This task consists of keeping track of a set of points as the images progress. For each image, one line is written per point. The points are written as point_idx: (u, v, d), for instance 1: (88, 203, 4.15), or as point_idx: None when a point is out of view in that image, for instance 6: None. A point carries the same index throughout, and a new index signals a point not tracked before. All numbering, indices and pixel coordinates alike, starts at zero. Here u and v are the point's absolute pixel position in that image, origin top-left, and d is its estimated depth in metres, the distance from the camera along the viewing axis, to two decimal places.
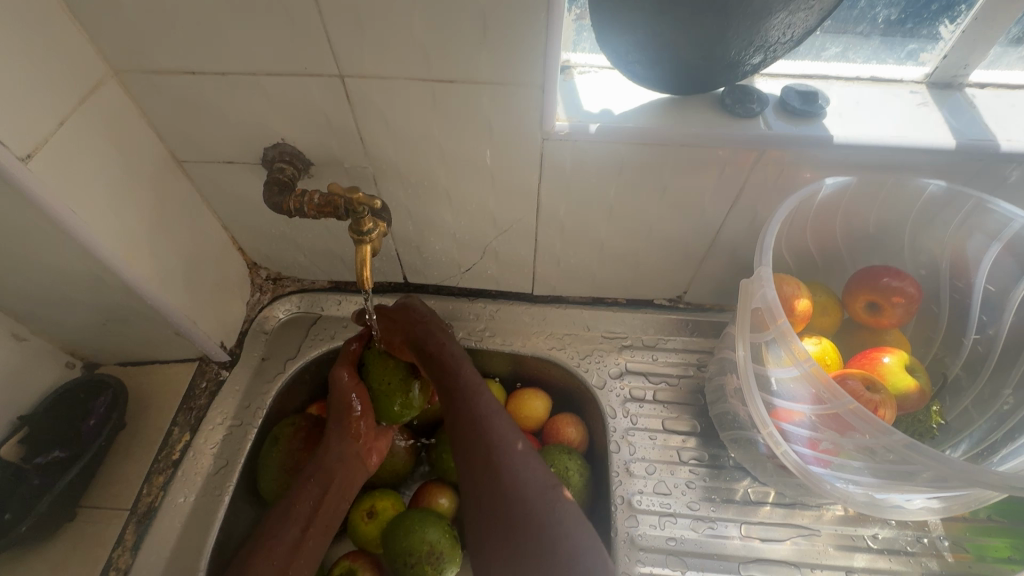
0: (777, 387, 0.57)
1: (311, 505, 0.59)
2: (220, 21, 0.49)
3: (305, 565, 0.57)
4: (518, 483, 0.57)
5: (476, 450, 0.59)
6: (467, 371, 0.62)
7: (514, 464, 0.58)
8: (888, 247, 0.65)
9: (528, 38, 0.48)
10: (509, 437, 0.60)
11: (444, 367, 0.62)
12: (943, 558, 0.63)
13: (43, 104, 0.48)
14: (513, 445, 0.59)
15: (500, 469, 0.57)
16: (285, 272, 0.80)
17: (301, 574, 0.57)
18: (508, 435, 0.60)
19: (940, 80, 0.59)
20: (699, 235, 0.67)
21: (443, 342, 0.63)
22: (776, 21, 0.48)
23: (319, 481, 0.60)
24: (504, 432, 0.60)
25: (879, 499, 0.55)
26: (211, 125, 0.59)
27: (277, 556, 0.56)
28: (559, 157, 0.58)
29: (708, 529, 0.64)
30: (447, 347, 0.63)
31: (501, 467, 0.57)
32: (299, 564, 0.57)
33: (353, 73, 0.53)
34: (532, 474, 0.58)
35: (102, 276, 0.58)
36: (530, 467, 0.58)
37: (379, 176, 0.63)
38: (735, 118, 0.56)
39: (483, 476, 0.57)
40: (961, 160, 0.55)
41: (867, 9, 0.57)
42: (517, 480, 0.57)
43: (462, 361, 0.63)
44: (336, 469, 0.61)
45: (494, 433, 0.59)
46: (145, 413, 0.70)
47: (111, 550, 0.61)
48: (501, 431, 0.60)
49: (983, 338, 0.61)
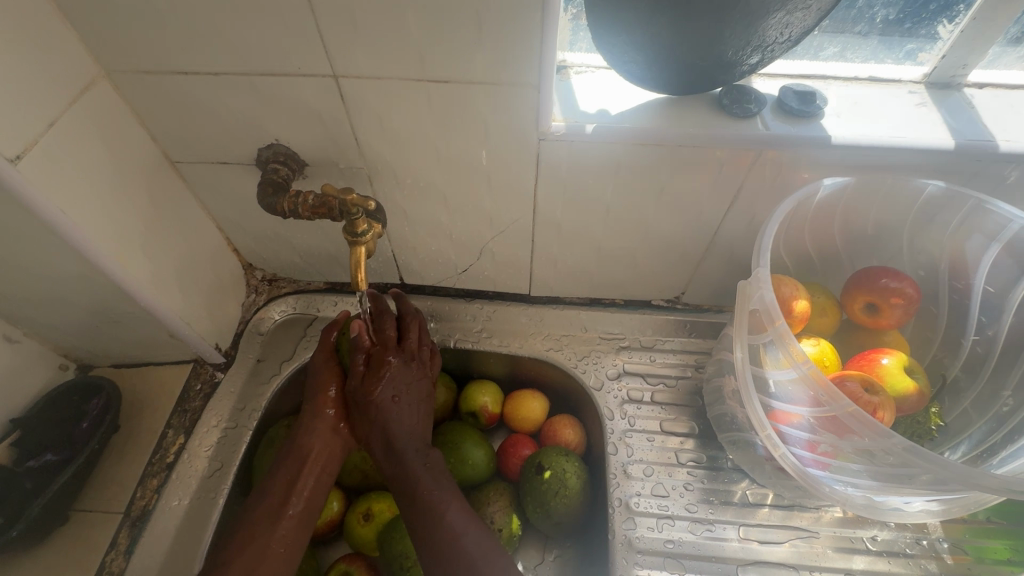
0: (775, 388, 0.57)
1: (290, 481, 0.60)
2: (212, 21, 0.49)
3: (286, 538, 0.57)
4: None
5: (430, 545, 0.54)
6: (416, 455, 0.60)
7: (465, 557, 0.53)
8: (886, 248, 0.65)
9: (523, 38, 0.48)
10: (461, 527, 0.55)
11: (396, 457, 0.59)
12: (942, 560, 0.62)
13: (33, 105, 0.48)
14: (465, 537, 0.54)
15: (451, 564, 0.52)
16: (281, 273, 0.80)
17: (283, 544, 0.57)
18: (462, 523, 0.55)
19: (939, 80, 0.59)
20: (697, 236, 0.67)
21: (398, 420, 0.61)
22: (772, 21, 0.48)
23: (299, 456, 0.61)
24: (456, 521, 0.55)
25: (878, 502, 0.55)
26: (205, 126, 0.59)
27: (257, 527, 0.57)
28: (556, 158, 0.58)
29: (706, 531, 0.64)
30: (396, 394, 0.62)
31: (455, 563, 0.52)
32: (280, 537, 0.57)
33: (347, 73, 0.52)
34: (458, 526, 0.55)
35: (95, 278, 0.57)
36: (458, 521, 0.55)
37: (375, 177, 0.63)
38: (732, 118, 0.55)
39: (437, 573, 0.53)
40: (959, 160, 0.55)
41: (865, 9, 0.56)
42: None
43: (411, 445, 0.60)
44: (312, 442, 0.62)
45: (447, 522, 0.55)
46: (139, 415, 0.70)
47: (104, 554, 0.60)
48: (454, 520, 0.55)
49: (982, 339, 0.61)
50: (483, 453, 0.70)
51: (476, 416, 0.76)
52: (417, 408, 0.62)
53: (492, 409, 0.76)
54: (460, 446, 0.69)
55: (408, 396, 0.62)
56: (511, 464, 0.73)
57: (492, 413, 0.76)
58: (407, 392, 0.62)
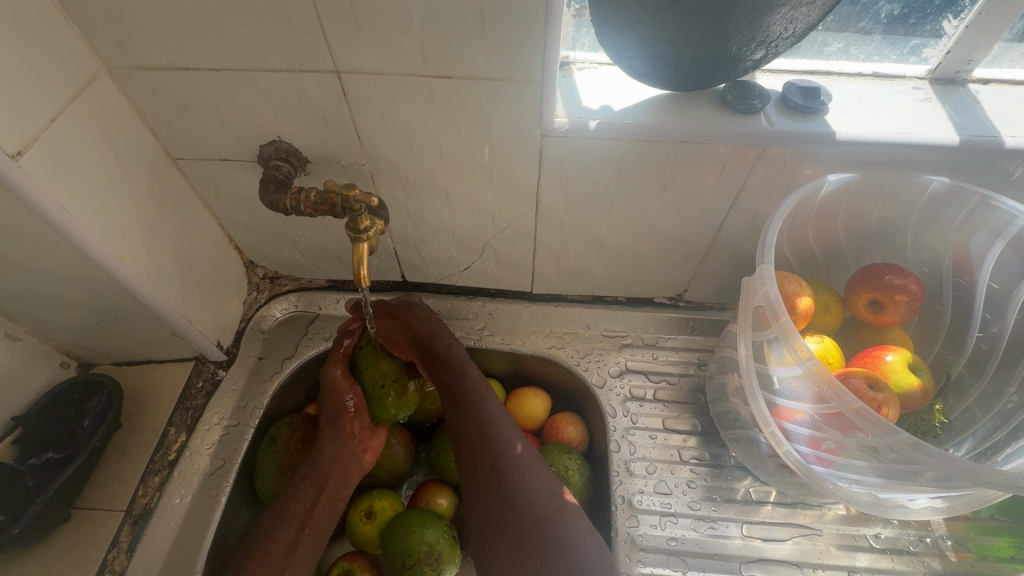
0: (779, 385, 0.57)
1: (305, 508, 0.60)
2: (214, 17, 0.49)
3: (301, 567, 0.58)
4: (522, 494, 0.56)
5: (487, 457, 0.58)
6: (475, 379, 0.63)
7: (518, 474, 0.57)
8: (890, 244, 0.65)
9: (526, 33, 0.48)
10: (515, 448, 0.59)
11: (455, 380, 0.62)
12: (946, 557, 0.62)
13: (35, 101, 0.48)
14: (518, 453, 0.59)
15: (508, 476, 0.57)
16: (282, 270, 0.80)
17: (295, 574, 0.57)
18: (514, 444, 0.59)
19: (943, 76, 0.59)
20: (700, 233, 0.66)
21: (454, 350, 0.64)
22: (777, 16, 0.48)
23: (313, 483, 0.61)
24: (512, 442, 0.59)
25: (882, 499, 0.55)
26: (206, 122, 0.59)
27: (270, 559, 0.57)
28: (559, 154, 0.58)
29: (709, 529, 0.64)
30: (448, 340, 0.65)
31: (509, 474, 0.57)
32: (292, 568, 0.57)
33: (349, 69, 0.52)
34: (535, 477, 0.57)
35: (97, 275, 0.57)
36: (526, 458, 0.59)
37: (377, 174, 0.63)
38: (736, 114, 0.55)
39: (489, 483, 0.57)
40: (964, 156, 0.55)
41: (870, 5, 0.56)
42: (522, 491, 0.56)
43: (473, 368, 0.64)
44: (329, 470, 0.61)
45: (504, 441, 0.59)
46: (141, 413, 0.70)
47: (106, 552, 0.60)
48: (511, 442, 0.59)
49: (986, 336, 0.61)
50: None
51: None
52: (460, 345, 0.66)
53: None
54: None
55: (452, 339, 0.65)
56: None
57: None
58: (448, 340, 0.65)
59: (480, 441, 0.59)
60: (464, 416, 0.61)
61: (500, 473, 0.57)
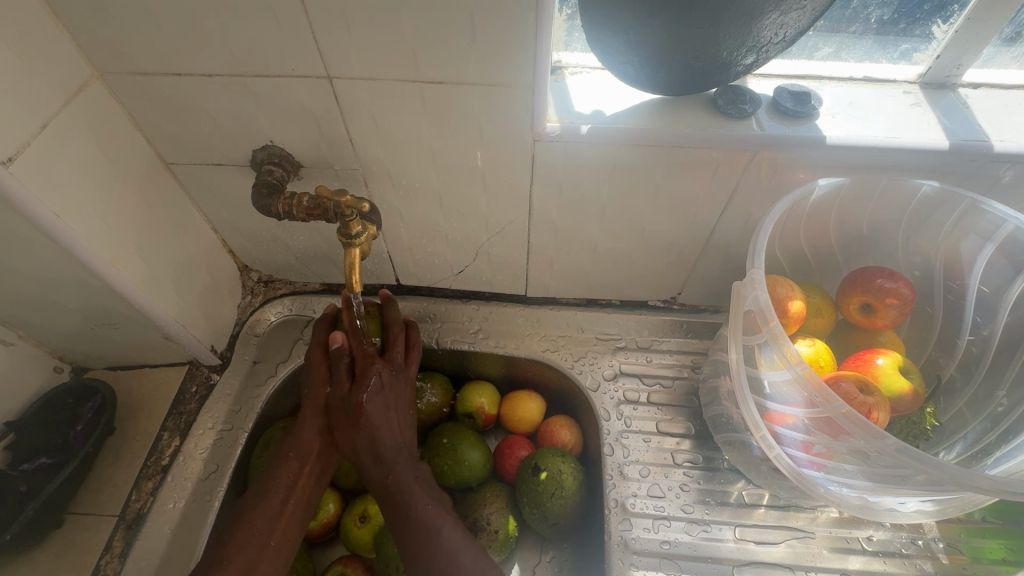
0: (770, 389, 0.57)
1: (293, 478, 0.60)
2: (205, 23, 0.49)
3: (287, 535, 0.58)
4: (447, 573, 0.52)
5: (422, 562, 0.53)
6: (394, 449, 0.59)
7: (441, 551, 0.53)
8: (881, 248, 0.65)
9: (517, 39, 0.48)
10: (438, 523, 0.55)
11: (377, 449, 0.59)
12: (938, 559, 0.62)
13: (26, 107, 0.48)
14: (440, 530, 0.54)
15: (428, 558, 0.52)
16: (277, 274, 0.80)
17: (280, 543, 0.57)
18: (438, 517, 0.55)
19: (933, 80, 0.59)
20: (692, 237, 0.67)
21: (384, 432, 0.60)
22: (767, 21, 0.48)
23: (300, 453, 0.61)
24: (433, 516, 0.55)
25: (873, 503, 0.55)
26: (199, 128, 0.59)
27: (259, 526, 0.56)
28: (551, 158, 0.58)
29: (702, 532, 0.64)
30: (392, 436, 0.60)
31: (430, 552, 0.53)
32: (279, 534, 0.57)
33: (341, 74, 0.52)
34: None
35: (89, 281, 0.57)
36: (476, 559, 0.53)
37: (370, 178, 0.63)
38: (728, 119, 0.55)
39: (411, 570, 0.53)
40: (954, 161, 0.55)
41: (860, 9, 0.56)
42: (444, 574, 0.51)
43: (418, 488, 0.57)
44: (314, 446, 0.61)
45: (425, 513, 0.55)
46: (135, 418, 0.70)
47: (99, 557, 0.60)
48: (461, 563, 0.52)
49: (977, 339, 0.61)
50: (480, 454, 0.70)
51: (472, 417, 0.76)
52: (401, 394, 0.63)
53: (488, 410, 0.76)
54: (457, 447, 0.69)
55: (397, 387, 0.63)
56: (508, 465, 0.73)
57: (489, 414, 0.76)
58: (393, 386, 0.62)
59: (402, 518, 0.56)
60: (397, 515, 0.56)
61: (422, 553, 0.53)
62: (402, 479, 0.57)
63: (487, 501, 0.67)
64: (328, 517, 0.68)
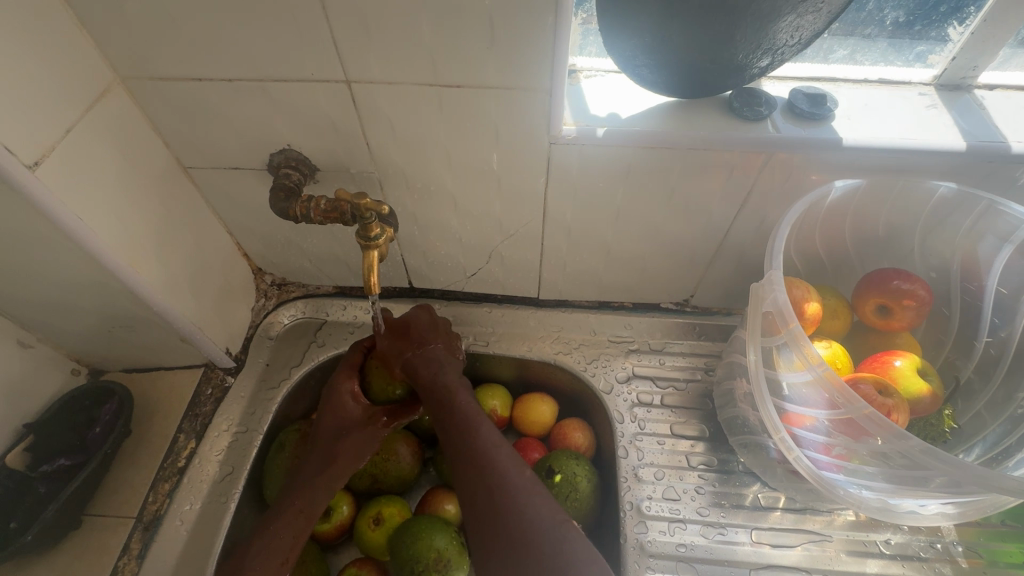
0: (788, 391, 0.57)
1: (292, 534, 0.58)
2: (225, 27, 0.49)
3: None
4: (502, 507, 0.52)
5: (460, 440, 0.57)
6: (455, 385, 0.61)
7: (526, 521, 0.51)
8: (896, 249, 0.65)
9: (536, 44, 0.48)
10: (528, 483, 0.54)
11: (444, 392, 0.60)
12: (956, 563, 0.62)
13: (52, 111, 0.48)
14: (497, 452, 0.56)
15: (499, 498, 0.53)
16: (290, 277, 0.80)
17: None
18: (529, 491, 0.53)
19: (949, 82, 0.59)
20: (707, 238, 0.66)
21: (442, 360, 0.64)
22: (783, 24, 0.48)
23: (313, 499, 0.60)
24: (494, 441, 0.57)
25: (893, 505, 0.54)
26: (217, 132, 0.59)
27: None
28: (567, 161, 0.58)
29: (718, 535, 0.63)
30: (434, 357, 0.64)
31: (491, 473, 0.54)
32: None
33: (359, 77, 0.53)
34: (499, 450, 0.56)
35: (109, 283, 0.57)
36: (498, 444, 0.57)
37: (385, 182, 0.63)
38: (742, 121, 0.56)
39: (470, 477, 0.55)
40: (972, 161, 0.55)
41: (875, 11, 0.56)
42: (557, 556, 0.49)
43: (462, 391, 0.61)
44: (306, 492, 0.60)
45: (468, 414, 0.59)
46: (150, 420, 0.70)
47: (117, 559, 0.61)
48: (500, 461, 0.55)
49: (995, 341, 0.60)
50: None
51: None
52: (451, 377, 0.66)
53: (501, 413, 0.76)
54: None
55: (448, 356, 0.65)
56: None
57: (502, 416, 0.76)
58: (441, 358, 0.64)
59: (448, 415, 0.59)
60: (444, 418, 0.59)
61: (484, 483, 0.54)
62: (444, 375, 0.62)
63: None
64: (342, 519, 0.68)
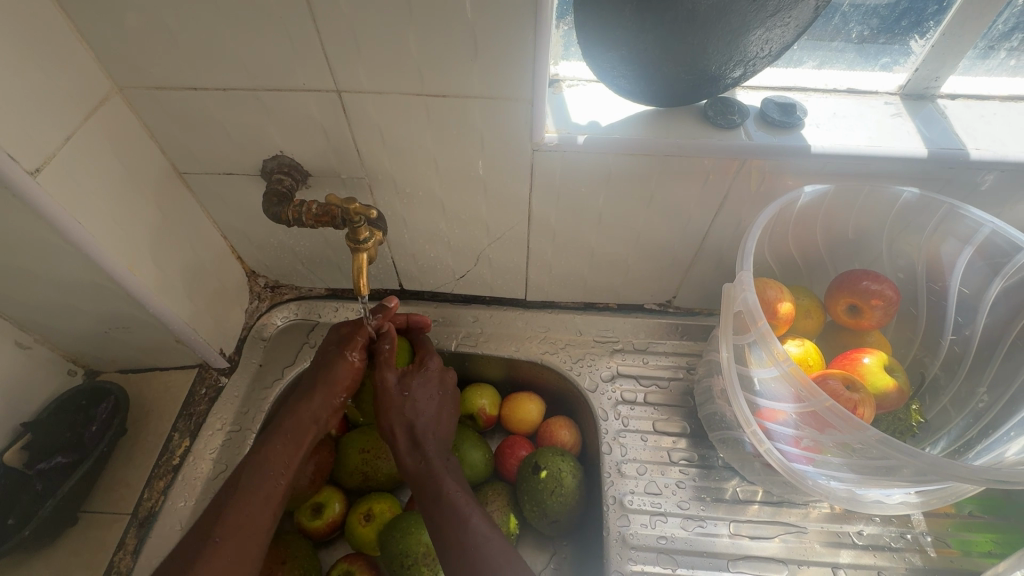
0: (759, 386, 0.59)
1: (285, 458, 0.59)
2: (220, 40, 0.51)
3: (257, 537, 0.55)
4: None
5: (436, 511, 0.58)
6: (438, 468, 0.61)
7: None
8: (867, 252, 0.68)
9: (517, 56, 0.51)
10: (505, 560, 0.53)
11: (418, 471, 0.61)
12: (925, 553, 0.65)
13: (52, 120, 0.50)
14: (474, 524, 0.56)
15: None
16: (283, 280, 0.82)
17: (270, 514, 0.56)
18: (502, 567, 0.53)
19: (913, 92, 0.62)
20: (686, 241, 0.69)
21: (421, 415, 0.64)
22: (753, 37, 0.51)
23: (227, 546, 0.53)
24: (479, 529, 0.56)
25: (860, 495, 0.57)
26: (212, 139, 0.61)
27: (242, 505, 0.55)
28: (550, 167, 0.60)
29: (698, 527, 0.66)
30: (404, 411, 0.63)
31: (463, 548, 0.54)
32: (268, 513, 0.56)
33: (349, 88, 0.55)
34: (476, 524, 0.56)
35: (105, 285, 0.59)
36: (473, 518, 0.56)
37: (375, 187, 0.65)
38: (716, 129, 0.58)
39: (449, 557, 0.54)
40: (934, 168, 0.58)
41: (841, 25, 0.60)
42: None
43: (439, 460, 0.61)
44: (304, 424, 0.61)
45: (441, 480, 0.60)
46: (146, 420, 0.72)
47: (112, 554, 0.62)
48: (475, 536, 0.55)
49: (959, 339, 0.64)
50: (481, 454, 0.73)
51: (473, 419, 0.78)
52: (444, 418, 0.65)
53: (490, 411, 0.78)
54: (458, 446, 0.71)
55: (428, 411, 0.64)
56: (509, 465, 0.75)
57: (490, 415, 0.78)
58: (424, 398, 0.65)
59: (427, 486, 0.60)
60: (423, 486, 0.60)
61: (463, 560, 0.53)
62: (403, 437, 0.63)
63: (490, 499, 0.70)
64: (333, 516, 0.70)
